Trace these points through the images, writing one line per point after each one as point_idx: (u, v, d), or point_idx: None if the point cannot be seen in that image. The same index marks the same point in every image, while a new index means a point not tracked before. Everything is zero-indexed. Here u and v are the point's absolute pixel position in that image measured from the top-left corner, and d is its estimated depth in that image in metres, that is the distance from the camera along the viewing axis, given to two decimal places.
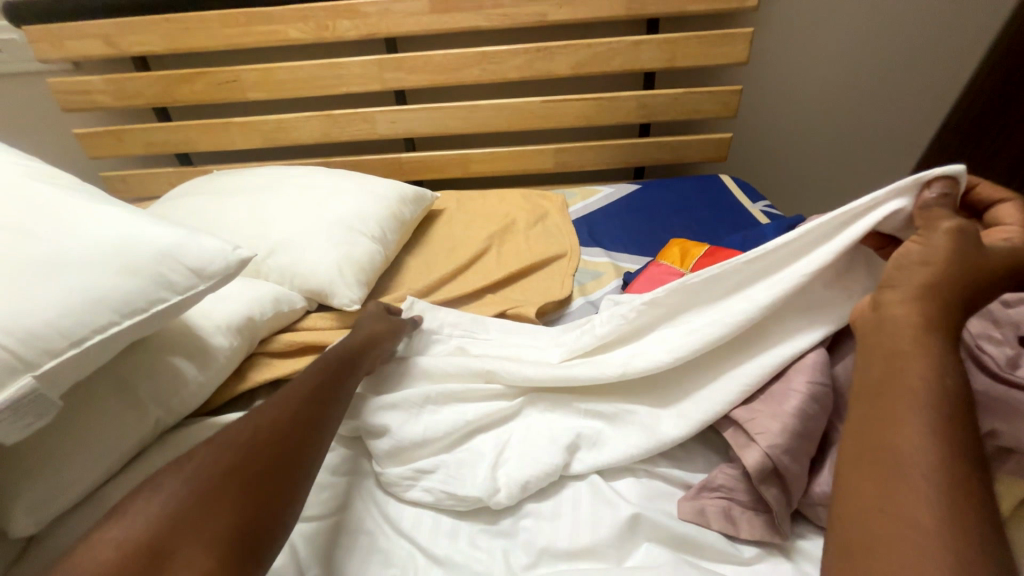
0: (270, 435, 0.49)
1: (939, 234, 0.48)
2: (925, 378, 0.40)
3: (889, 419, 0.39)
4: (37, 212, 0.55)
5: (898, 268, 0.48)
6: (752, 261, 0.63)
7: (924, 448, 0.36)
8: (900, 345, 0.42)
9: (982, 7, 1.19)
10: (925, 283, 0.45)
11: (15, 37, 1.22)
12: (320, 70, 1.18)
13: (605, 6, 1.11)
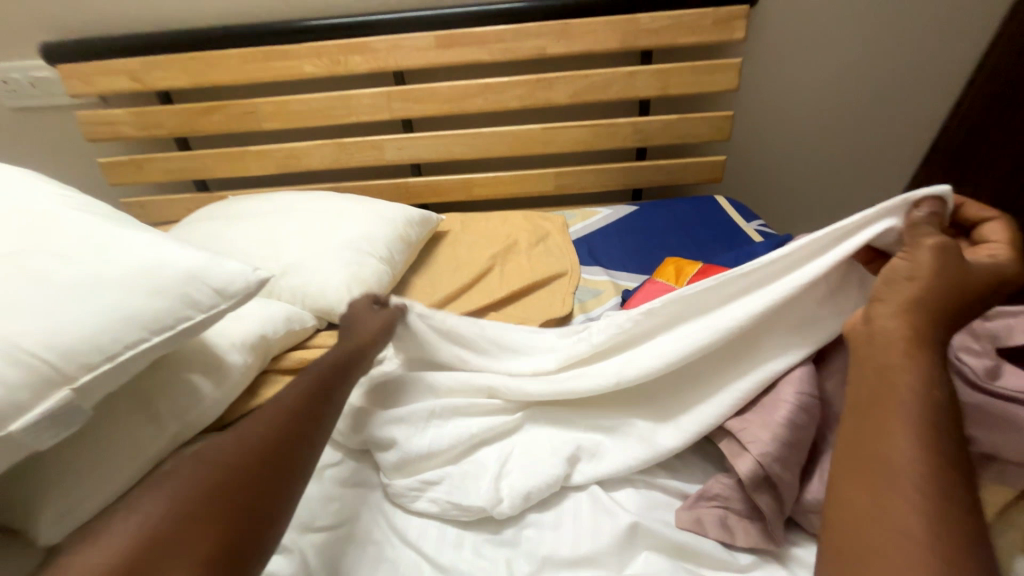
0: (261, 451, 0.51)
1: (927, 250, 0.51)
2: (914, 390, 0.42)
3: (881, 429, 0.42)
4: (76, 238, 0.60)
5: (889, 279, 0.51)
6: (746, 271, 0.65)
7: (912, 457, 0.39)
8: (891, 358, 0.45)
9: (960, 36, 1.25)
10: (910, 298, 0.48)
11: (48, 74, 1.30)
12: (332, 101, 1.25)
13: (601, 39, 1.18)
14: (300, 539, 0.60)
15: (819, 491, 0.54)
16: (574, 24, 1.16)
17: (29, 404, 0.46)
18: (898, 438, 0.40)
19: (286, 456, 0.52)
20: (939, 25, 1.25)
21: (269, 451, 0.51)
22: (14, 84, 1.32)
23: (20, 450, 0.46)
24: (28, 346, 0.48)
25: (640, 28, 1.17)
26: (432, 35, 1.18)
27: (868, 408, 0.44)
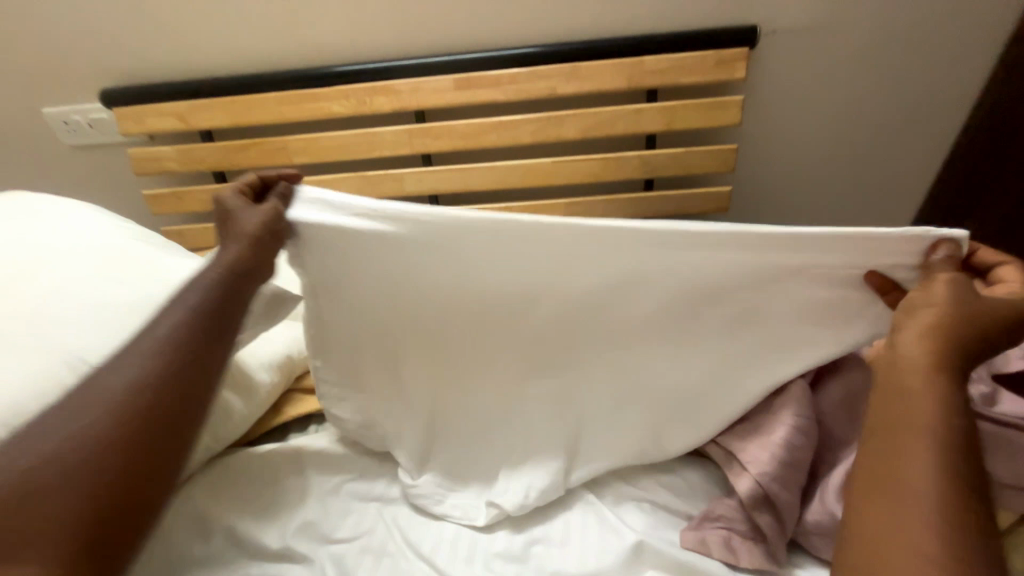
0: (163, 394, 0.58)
1: (945, 283, 0.55)
2: (929, 413, 0.44)
3: (899, 449, 0.44)
4: (129, 266, 0.79)
5: (910, 309, 0.55)
6: (766, 258, 0.62)
7: (924, 479, 0.41)
8: (909, 382, 0.47)
9: (960, 72, 1.30)
10: (932, 323, 0.50)
11: (105, 116, 1.44)
12: (358, 138, 1.35)
13: (608, 79, 1.26)
14: (324, 550, 0.65)
15: (820, 512, 0.60)
16: (582, 66, 1.25)
17: None
18: (913, 457, 0.43)
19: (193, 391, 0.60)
20: (938, 63, 1.30)
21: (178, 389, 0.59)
22: (75, 125, 1.46)
23: None
24: (83, 356, 0.68)
25: (646, 69, 1.24)
26: (451, 78, 1.28)
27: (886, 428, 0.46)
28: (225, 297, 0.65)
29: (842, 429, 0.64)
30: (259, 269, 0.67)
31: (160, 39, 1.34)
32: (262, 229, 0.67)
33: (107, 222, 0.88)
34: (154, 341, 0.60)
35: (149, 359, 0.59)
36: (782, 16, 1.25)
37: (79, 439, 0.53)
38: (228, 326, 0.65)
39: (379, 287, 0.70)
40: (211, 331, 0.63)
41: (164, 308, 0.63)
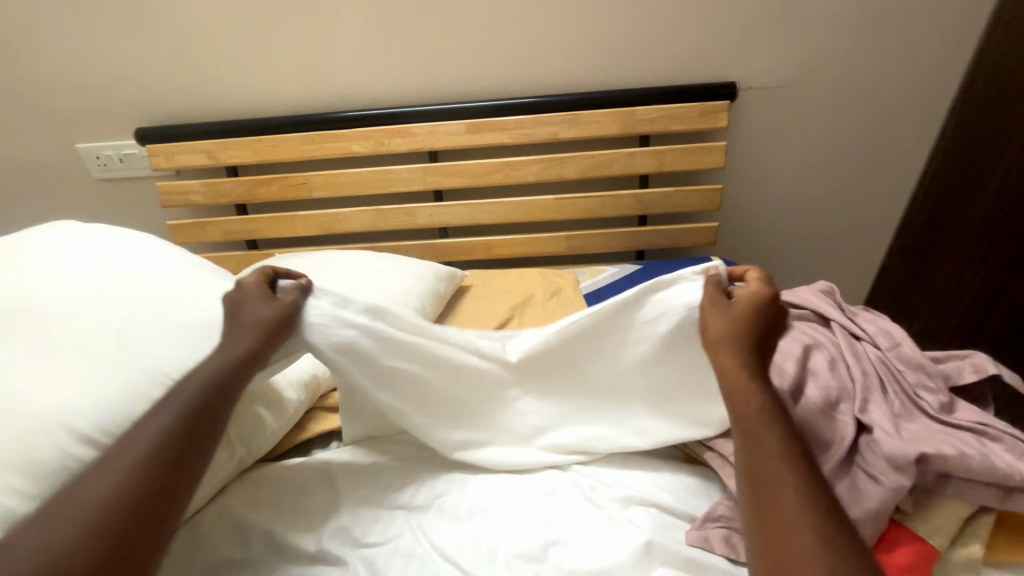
0: (163, 461, 0.53)
1: (720, 314, 0.67)
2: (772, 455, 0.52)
3: (753, 441, 0.54)
4: (190, 292, 0.74)
5: (721, 341, 0.63)
6: (607, 322, 0.79)
7: (799, 523, 0.47)
8: (743, 431, 0.55)
9: (921, 121, 1.44)
10: (713, 321, 0.67)
11: (137, 151, 1.54)
12: (375, 175, 1.45)
13: (606, 126, 1.39)
14: (354, 554, 0.68)
15: None
16: (582, 115, 1.38)
17: None
18: (766, 444, 0.53)
19: (190, 457, 0.55)
20: (901, 113, 1.44)
21: (172, 456, 0.53)
22: (106, 159, 1.56)
23: None
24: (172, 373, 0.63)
25: (639, 118, 1.37)
26: (463, 123, 1.40)
27: (755, 444, 0.53)
28: (227, 382, 0.62)
29: (826, 432, 0.65)
30: (264, 355, 0.68)
31: (192, 85, 1.46)
32: (275, 317, 0.71)
33: (150, 246, 0.82)
34: (150, 429, 0.54)
35: (172, 420, 0.56)
36: (758, 74, 1.40)
37: (74, 530, 0.45)
38: (232, 391, 0.63)
39: (385, 379, 0.77)
40: (194, 430, 0.56)
41: (157, 401, 0.58)
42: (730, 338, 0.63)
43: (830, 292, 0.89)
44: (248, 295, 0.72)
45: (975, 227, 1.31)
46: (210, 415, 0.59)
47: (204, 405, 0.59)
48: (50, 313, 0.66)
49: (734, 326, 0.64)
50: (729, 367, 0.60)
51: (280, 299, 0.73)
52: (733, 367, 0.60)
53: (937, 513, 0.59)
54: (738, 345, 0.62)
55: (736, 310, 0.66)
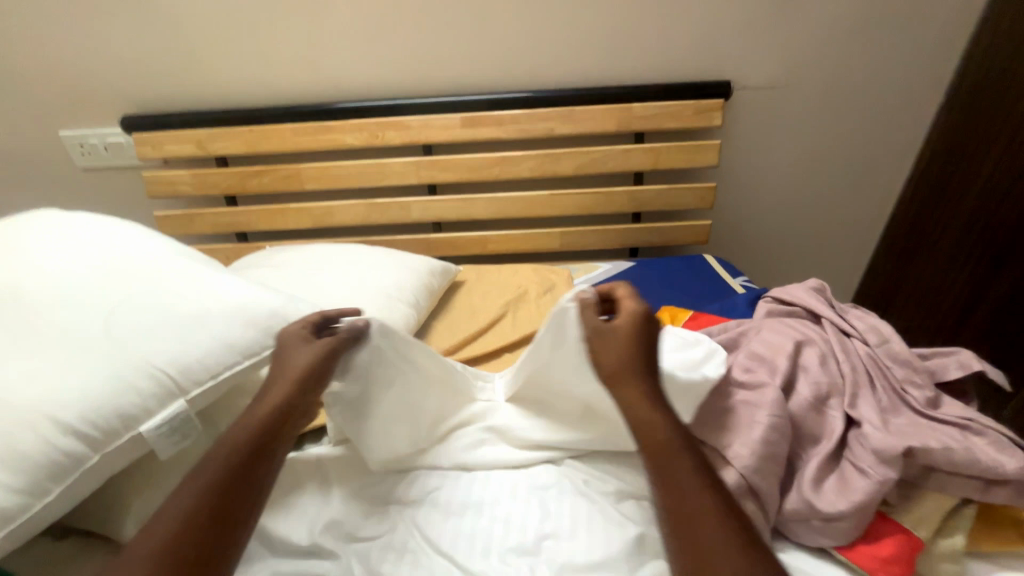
0: (211, 516, 0.49)
1: (609, 346, 0.64)
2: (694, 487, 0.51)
3: (674, 474, 0.53)
4: (180, 283, 0.72)
5: (614, 372, 0.62)
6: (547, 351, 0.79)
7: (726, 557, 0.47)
8: (663, 464, 0.54)
9: (910, 124, 1.47)
10: (605, 351, 0.64)
11: (123, 140, 1.50)
12: (369, 168, 1.44)
13: (601, 123, 1.39)
14: (348, 548, 0.68)
15: (797, 499, 0.61)
16: (577, 111, 1.38)
17: (155, 410, 0.59)
18: (685, 475, 0.52)
19: (241, 509, 0.52)
20: (890, 115, 1.46)
21: (221, 509, 0.50)
22: (91, 147, 1.52)
23: (146, 450, 0.59)
24: (162, 365, 0.62)
25: (634, 115, 1.38)
26: (458, 117, 1.39)
27: (671, 482, 0.52)
28: (274, 426, 0.60)
29: (816, 427, 0.67)
30: (309, 404, 0.65)
31: (180, 73, 1.42)
32: (317, 365, 0.66)
33: (139, 235, 0.80)
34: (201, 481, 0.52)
35: (223, 470, 0.53)
36: (752, 74, 1.41)
37: None
38: (280, 435, 0.60)
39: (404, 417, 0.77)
40: (240, 488, 0.53)
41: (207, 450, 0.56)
42: (629, 365, 0.62)
43: (821, 289, 0.90)
44: (290, 342, 0.68)
45: (959, 228, 1.33)
46: (255, 469, 0.55)
47: (247, 459, 0.55)
48: (34, 304, 0.64)
49: (621, 350, 0.63)
50: (634, 402, 0.59)
51: (324, 342, 0.69)
52: (638, 400, 0.59)
53: (921, 505, 0.60)
54: (631, 374, 0.61)
55: (617, 332, 0.65)
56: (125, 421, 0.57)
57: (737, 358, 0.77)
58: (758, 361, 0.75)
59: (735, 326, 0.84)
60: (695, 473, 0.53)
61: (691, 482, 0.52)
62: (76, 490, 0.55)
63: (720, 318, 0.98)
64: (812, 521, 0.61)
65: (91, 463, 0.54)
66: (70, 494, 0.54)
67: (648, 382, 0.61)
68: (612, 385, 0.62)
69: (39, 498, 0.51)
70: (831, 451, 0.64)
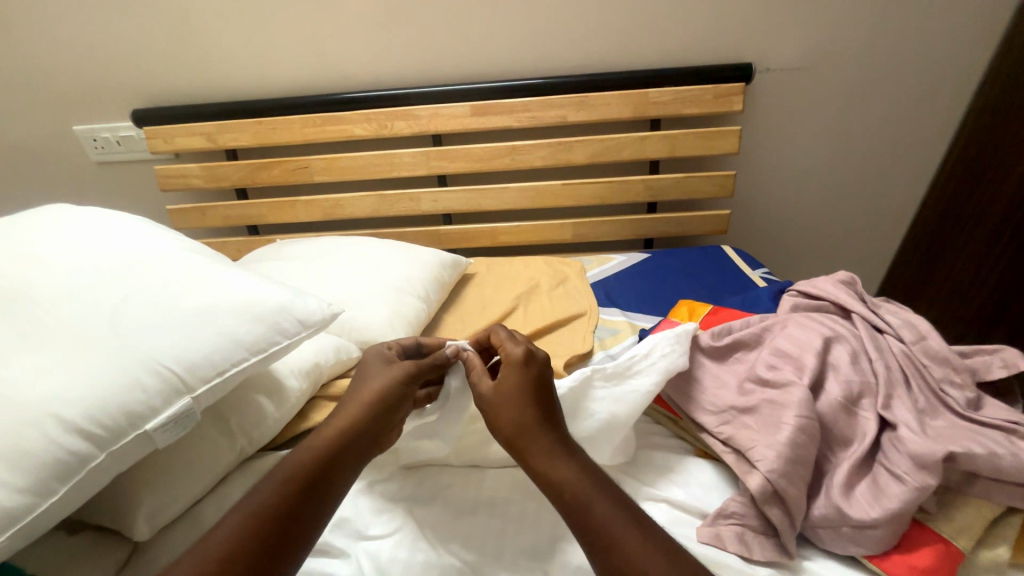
0: (266, 532, 0.49)
1: (501, 400, 0.61)
2: (622, 534, 0.49)
3: (603, 527, 0.50)
4: (183, 278, 0.71)
5: (513, 429, 0.58)
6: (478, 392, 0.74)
7: None
8: (588, 520, 0.51)
9: (944, 106, 1.38)
10: (496, 407, 0.61)
11: (134, 133, 1.50)
12: (378, 159, 1.41)
13: (616, 109, 1.34)
14: (357, 547, 0.66)
15: (825, 506, 0.59)
16: (591, 97, 1.33)
17: (160, 408, 0.58)
18: (612, 523, 0.50)
19: (295, 529, 0.51)
20: (923, 97, 1.38)
21: (278, 529, 0.50)
22: (103, 142, 1.52)
23: (152, 447, 0.58)
24: (167, 362, 0.61)
25: (650, 101, 1.32)
26: (467, 106, 1.35)
27: (596, 535, 0.49)
28: (341, 449, 0.59)
29: (847, 429, 0.63)
30: (381, 434, 0.64)
31: (188, 65, 1.41)
32: (395, 390, 0.67)
33: (145, 230, 0.79)
34: (257, 499, 0.52)
35: (281, 488, 0.53)
36: (774, 55, 1.34)
37: None
38: (346, 458, 0.59)
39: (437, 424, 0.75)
40: (294, 516, 0.52)
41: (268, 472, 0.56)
42: (522, 412, 0.59)
43: (850, 283, 0.86)
44: (372, 362, 0.71)
45: (997, 216, 1.26)
46: (311, 498, 0.54)
47: (307, 487, 0.54)
48: (41, 299, 0.64)
49: (510, 405, 0.60)
50: (538, 455, 0.56)
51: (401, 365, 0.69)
52: (541, 450, 0.56)
53: (962, 513, 0.57)
54: (530, 424, 0.58)
55: (505, 383, 0.62)
56: (131, 418, 0.56)
57: (761, 355, 0.73)
58: (783, 358, 0.71)
59: (758, 322, 0.80)
60: (616, 513, 0.51)
61: (617, 526, 0.49)
62: (82, 488, 0.54)
63: (740, 312, 0.94)
64: (841, 529, 0.58)
65: (97, 462, 0.54)
66: (76, 492, 0.53)
67: (549, 428, 0.58)
68: (514, 445, 0.58)
69: (43, 498, 0.50)
70: (862, 455, 0.60)
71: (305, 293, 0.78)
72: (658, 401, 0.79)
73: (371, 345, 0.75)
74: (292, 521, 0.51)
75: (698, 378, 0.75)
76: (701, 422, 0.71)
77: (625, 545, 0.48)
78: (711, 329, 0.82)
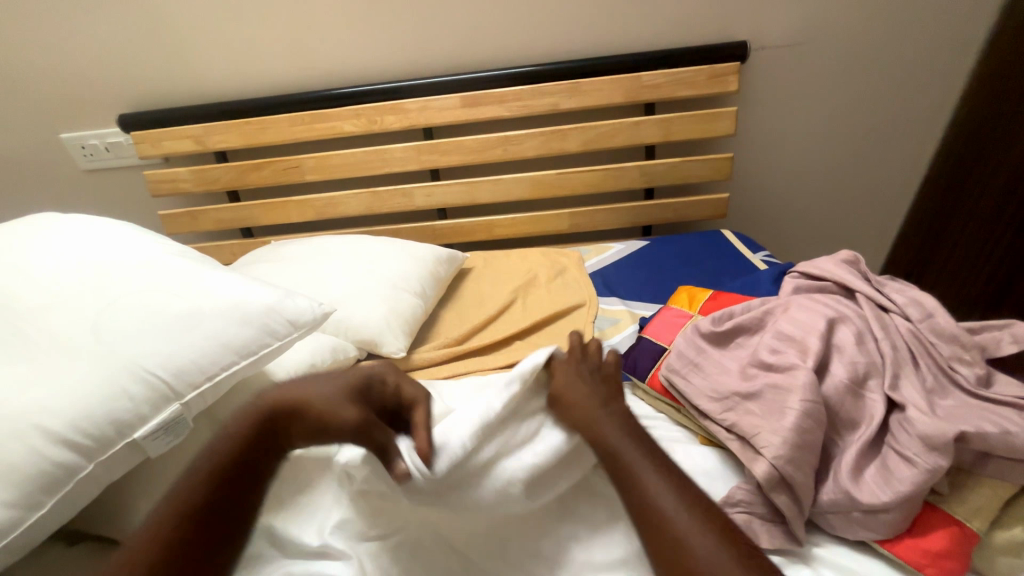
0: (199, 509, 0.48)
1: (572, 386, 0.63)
2: (649, 474, 0.50)
3: (630, 468, 0.51)
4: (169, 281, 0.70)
5: (570, 397, 0.62)
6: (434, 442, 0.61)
7: (696, 527, 0.45)
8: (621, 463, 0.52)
9: (945, 77, 1.35)
10: (563, 387, 0.64)
11: (122, 139, 1.48)
12: (369, 156, 1.39)
13: (609, 94, 1.30)
14: (357, 548, 0.65)
15: (834, 491, 0.57)
16: (584, 83, 1.30)
17: (149, 416, 0.57)
18: (638, 463, 0.51)
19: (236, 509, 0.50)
20: (922, 69, 1.34)
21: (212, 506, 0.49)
22: (92, 149, 1.50)
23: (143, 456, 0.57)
24: (153, 367, 0.59)
25: (644, 84, 1.29)
26: (457, 97, 1.32)
27: (622, 475, 0.51)
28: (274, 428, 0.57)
29: (853, 412, 0.62)
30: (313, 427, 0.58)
31: (172, 68, 1.39)
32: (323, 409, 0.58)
33: (131, 235, 0.78)
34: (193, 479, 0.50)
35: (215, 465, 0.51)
36: (769, 32, 1.31)
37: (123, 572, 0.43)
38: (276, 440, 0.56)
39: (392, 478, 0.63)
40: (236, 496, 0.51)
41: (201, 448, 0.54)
42: (582, 387, 0.63)
43: (854, 262, 0.84)
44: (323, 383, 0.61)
45: (998, 190, 1.24)
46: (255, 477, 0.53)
47: (227, 479, 0.51)
48: (26, 309, 0.63)
49: (569, 389, 0.63)
50: (586, 414, 0.59)
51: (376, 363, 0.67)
52: (588, 410, 0.59)
53: (975, 494, 0.55)
54: (581, 396, 0.61)
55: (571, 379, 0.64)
56: (117, 427, 0.55)
57: (763, 339, 0.72)
58: (786, 342, 0.70)
59: (760, 305, 0.78)
60: (644, 460, 0.52)
61: (642, 469, 0.50)
62: (72, 500, 0.53)
63: (741, 297, 0.92)
64: (851, 514, 0.57)
65: (85, 473, 0.53)
66: (67, 503, 0.53)
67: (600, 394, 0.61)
68: (565, 410, 0.62)
69: (31, 512, 0.49)
70: (870, 437, 0.59)
71: (295, 292, 0.76)
72: (661, 391, 0.77)
73: (382, 362, 0.68)
74: (224, 517, 0.49)
75: (706, 364, 0.74)
76: (704, 409, 0.69)
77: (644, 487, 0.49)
78: (712, 314, 0.81)
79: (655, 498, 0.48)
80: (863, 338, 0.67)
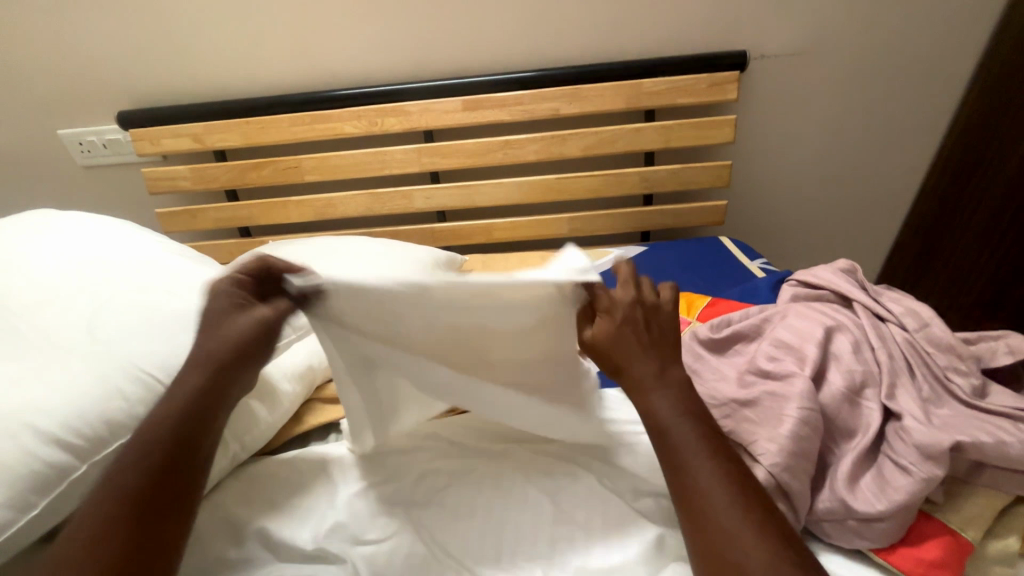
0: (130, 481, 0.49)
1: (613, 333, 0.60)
2: (700, 460, 0.52)
3: (682, 451, 0.53)
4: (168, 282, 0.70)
5: (621, 357, 0.60)
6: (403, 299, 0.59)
7: (738, 519, 0.47)
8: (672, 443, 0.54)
9: (942, 89, 1.36)
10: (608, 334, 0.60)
11: (121, 136, 1.47)
12: (369, 157, 1.39)
13: (610, 100, 1.31)
14: (352, 552, 0.64)
15: (830, 499, 0.57)
16: (584, 88, 1.30)
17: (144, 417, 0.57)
18: (689, 448, 0.53)
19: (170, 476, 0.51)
20: (918, 81, 1.36)
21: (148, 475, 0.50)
22: (90, 145, 1.50)
23: None
24: (149, 368, 0.59)
25: (644, 91, 1.30)
26: (459, 100, 1.33)
27: (671, 455, 0.53)
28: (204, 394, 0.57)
29: (850, 421, 0.62)
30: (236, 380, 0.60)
31: (173, 66, 1.39)
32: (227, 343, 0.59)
33: (129, 233, 0.78)
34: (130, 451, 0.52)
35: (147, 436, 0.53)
36: (769, 42, 1.32)
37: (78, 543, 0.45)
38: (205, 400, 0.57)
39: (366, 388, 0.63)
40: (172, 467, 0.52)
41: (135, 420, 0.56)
42: (625, 337, 0.60)
43: (851, 271, 0.84)
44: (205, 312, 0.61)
45: (993, 201, 1.25)
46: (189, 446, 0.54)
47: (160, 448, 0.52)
48: (22, 306, 0.62)
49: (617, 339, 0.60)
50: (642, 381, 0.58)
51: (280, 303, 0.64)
52: (644, 378, 0.58)
53: (970, 504, 0.55)
54: (629, 354, 0.59)
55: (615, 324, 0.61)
56: (113, 427, 0.55)
57: (761, 346, 0.72)
58: (784, 349, 0.70)
59: (758, 313, 0.79)
60: (695, 444, 0.53)
61: (693, 454, 0.52)
62: (65, 502, 0.52)
63: (739, 304, 0.93)
64: (847, 522, 0.57)
65: (78, 474, 0.52)
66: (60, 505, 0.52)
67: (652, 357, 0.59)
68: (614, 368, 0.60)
69: (22, 513, 0.48)
70: (866, 447, 0.59)
71: None
72: None
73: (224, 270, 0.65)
74: (172, 495, 0.50)
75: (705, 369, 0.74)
76: None
77: (698, 471, 0.51)
78: (710, 321, 0.81)
79: (701, 486, 0.50)
80: (859, 347, 0.68)
